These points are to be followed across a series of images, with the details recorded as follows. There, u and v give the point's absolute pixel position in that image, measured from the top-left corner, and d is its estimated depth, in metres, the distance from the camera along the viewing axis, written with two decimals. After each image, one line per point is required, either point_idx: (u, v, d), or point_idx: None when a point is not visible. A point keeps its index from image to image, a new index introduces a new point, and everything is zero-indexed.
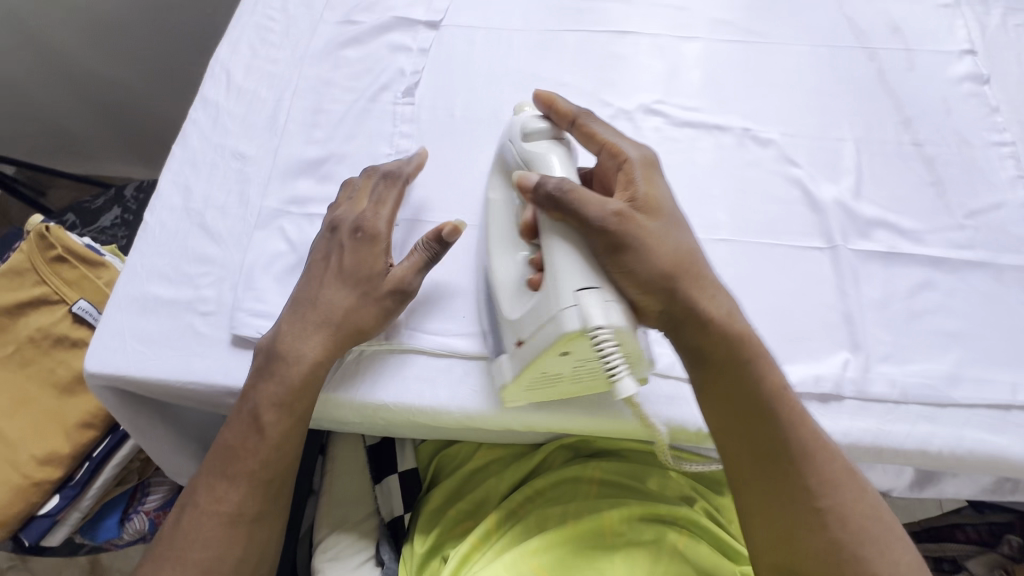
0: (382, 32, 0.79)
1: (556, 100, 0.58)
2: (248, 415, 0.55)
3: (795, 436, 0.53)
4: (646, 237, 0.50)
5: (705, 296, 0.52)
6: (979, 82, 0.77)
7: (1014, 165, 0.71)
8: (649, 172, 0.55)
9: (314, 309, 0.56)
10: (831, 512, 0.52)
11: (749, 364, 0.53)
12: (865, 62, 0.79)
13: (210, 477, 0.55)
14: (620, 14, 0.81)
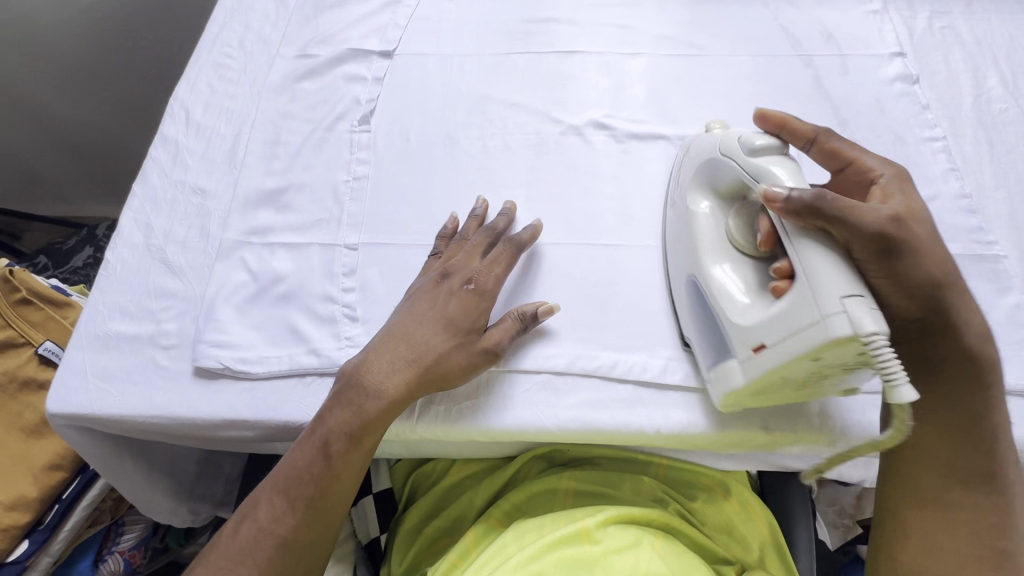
0: (336, 63, 0.82)
1: (789, 120, 0.56)
2: (317, 441, 0.55)
3: (1005, 470, 0.53)
4: (916, 243, 0.49)
5: (955, 309, 0.52)
6: (909, 81, 0.81)
7: (947, 158, 0.74)
8: (905, 186, 0.53)
9: (441, 346, 0.56)
10: (985, 554, 0.52)
11: (972, 394, 0.53)
12: (802, 69, 0.83)
13: (272, 493, 0.55)
14: (566, 36, 0.85)
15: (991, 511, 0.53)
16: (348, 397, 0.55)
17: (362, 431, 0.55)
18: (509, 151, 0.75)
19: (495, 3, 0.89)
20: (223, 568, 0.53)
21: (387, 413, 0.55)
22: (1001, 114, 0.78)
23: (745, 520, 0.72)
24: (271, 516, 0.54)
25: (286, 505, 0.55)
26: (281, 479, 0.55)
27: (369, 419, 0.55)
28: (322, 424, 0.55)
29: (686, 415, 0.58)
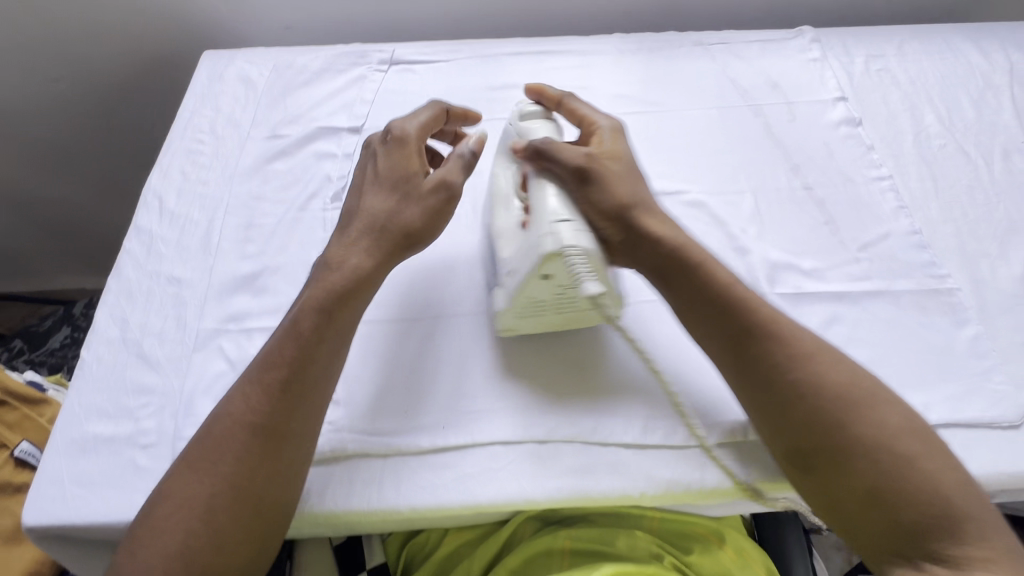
0: (307, 142, 0.84)
1: (544, 89, 0.70)
2: (288, 324, 0.56)
3: (744, 313, 0.56)
4: (611, 176, 0.59)
5: (659, 223, 0.60)
6: (853, 124, 0.85)
7: (895, 196, 0.78)
8: (615, 134, 0.64)
9: (398, 207, 0.60)
10: (809, 402, 0.52)
11: (698, 262, 0.58)
12: (753, 117, 0.87)
13: (246, 387, 0.55)
14: None
15: (787, 351, 0.54)
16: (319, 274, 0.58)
17: (337, 301, 0.57)
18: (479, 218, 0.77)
19: (458, 73, 0.92)
20: (196, 468, 0.51)
21: (364, 275, 0.58)
22: (941, 150, 0.83)
23: (743, 565, 0.72)
24: (242, 408, 0.53)
25: (259, 397, 0.53)
26: (251, 374, 0.55)
27: (345, 288, 0.57)
28: (291, 310, 0.57)
29: (674, 475, 0.59)
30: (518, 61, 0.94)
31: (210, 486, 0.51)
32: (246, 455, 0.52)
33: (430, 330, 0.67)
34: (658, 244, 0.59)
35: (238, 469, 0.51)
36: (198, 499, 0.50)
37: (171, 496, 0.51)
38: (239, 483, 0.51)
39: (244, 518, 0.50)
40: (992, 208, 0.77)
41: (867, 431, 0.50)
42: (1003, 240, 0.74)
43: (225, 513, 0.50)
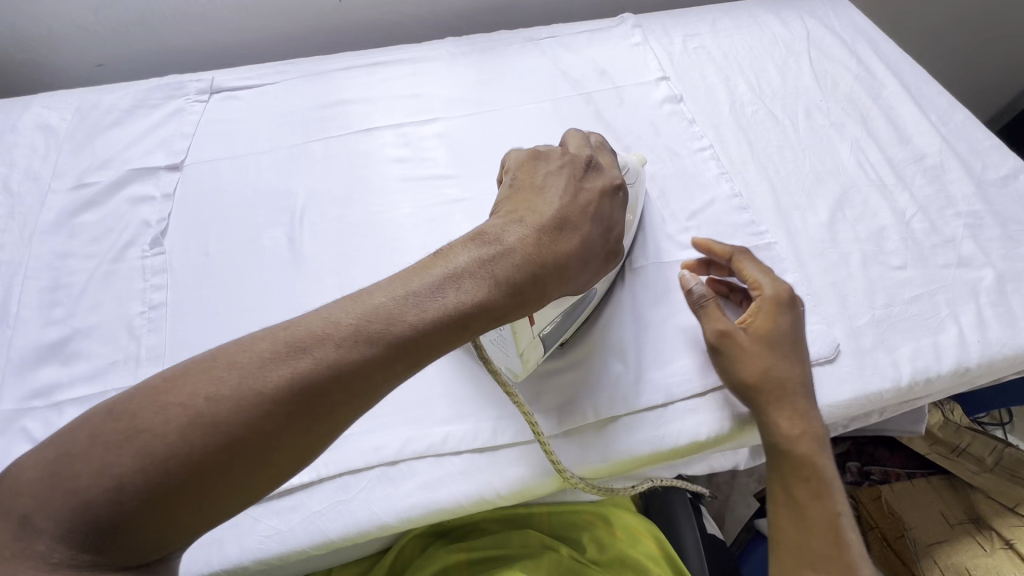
0: (119, 187, 0.78)
1: (711, 245, 0.69)
2: (439, 284, 0.45)
3: (824, 472, 0.58)
4: (740, 355, 0.61)
5: (788, 411, 0.59)
6: (675, 101, 0.90)
7: (716, 164, 0.83)
8: (776, 309, 0.62)
9: (589, 227, 0.55)
10: (808, 549, 0.56)
11: (799, 419, 0.59)
12: (584, 105, 0.89)
13: (358, 331, 0.41)
14: (362, 115, 0.87)
15: (828, 503, 0.57)
16: (490, 252, 0.48)
17: (497, 285, 0.47)
18: (315, 243, 0.74)
19: (286, 95, 0.89)
20: (244, 399, 0.37)
21: (538, 295, 0.50)
22: (754, 115, 0.89)
23: (634, 543, 0.73)
24: (333, 362, 0.40)
25: (361, 367, 0.40)
26: (363, 325, 0.41)
27: (516, 294, 0.48)
28: (447, 277, 0.45)
29: (525, 469, 0.60)
30: (349, 76, 0.91)
31: (245, 429, 0.37)
32: (303, 418, 0.38)
33: None
34: (776, 418, 0.59)
35: (285, 431, 0.38)
36: (225, 438, 0.36)
37: (193, 400, 0.36)
38: (275, 449, 0.38)
39: (259, 483, 0.38)
40: (799, 163, 0.84)
41: None
42: (809, 192, 0.81)
43: (243, 473, 0.37)
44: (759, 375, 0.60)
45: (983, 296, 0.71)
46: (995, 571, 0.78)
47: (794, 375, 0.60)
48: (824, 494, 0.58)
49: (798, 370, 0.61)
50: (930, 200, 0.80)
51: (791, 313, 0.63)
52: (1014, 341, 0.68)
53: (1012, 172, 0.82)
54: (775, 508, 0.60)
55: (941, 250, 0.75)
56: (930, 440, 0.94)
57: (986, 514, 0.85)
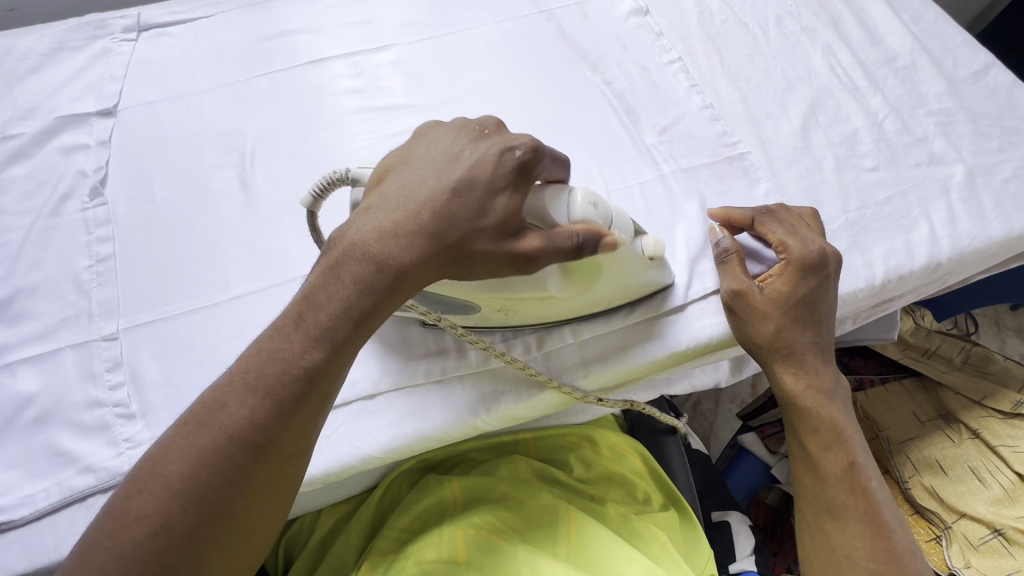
0: (48, 137, 0.71)
1: (732, 212, 0.65)
2: (304, 328, 0.43)
3: (837, 422, 0.59)
4: (753, 315, 0.59)
5: (798, 367, 0.59)
6: (641, 14, 0.85)
7: (686, 77, 0.80)
8: (801, 273, 0.59)
9: (440, 195, 0.46)
10: (823, 498, 0.57)
11: (808, 374, 0.60)
12: (545, 22, 0.84)
13: (239, 391, 0.41)
14: (309, 46, 0.80)
15: (845, 453, 0.58)
16: (354, 268, 0.45)
17: (368, 318, 0.45)
18: (268, 183, 0.69)
19: (223, 28, 0.82)
20: (172, 488, 0.39)
21: (407, 280, 0.46)
22: (723, 25, 0.85)
23: (619, 460, 0.75)
24: (241, 421, 0.41)
25: (270, 411, 0.41)
26: (251, 376, 0.42)
27: (373, 295, 0.45)
28: (318, 309, 0.44)
29: (507, 394, 0.60)
30: (292, 5, 0.84)
31: (187, 512, 0.38)
32: (238, 480, 0.40)
33: (231, 313, 0.61)
34: (781, 375, 0.60)
35: (226, 497, 0.40)
36: (170, 529, 0.38)
37: (126, 515, 0.38)
38: (226, 517, 0.40)
39: (232, 553, 0.40)
40: (770, 71, 0.81)
41: (857, 550, 0.54)
42: (781, 100, 0.79)
43: (204, 551, 0.39)
44: (767, 336, 0.59)
45: (954, 193, 0.71)
46: (964, 462, 0.83)
47: (805, 337, 0.60)
48: (839, 443, 0.58)
49: (811, 333, 0.60)
50: (902, 101, 0.78)
51: (817, 279, 0.59)
52: (983, 234, 0.68)
53: (983, 68, 0.81)
54: (795, 466, 0.61)
55: (912, 150, 0.74)
56: (902, 344, 0.95)
57: (955, 408, 0.88)
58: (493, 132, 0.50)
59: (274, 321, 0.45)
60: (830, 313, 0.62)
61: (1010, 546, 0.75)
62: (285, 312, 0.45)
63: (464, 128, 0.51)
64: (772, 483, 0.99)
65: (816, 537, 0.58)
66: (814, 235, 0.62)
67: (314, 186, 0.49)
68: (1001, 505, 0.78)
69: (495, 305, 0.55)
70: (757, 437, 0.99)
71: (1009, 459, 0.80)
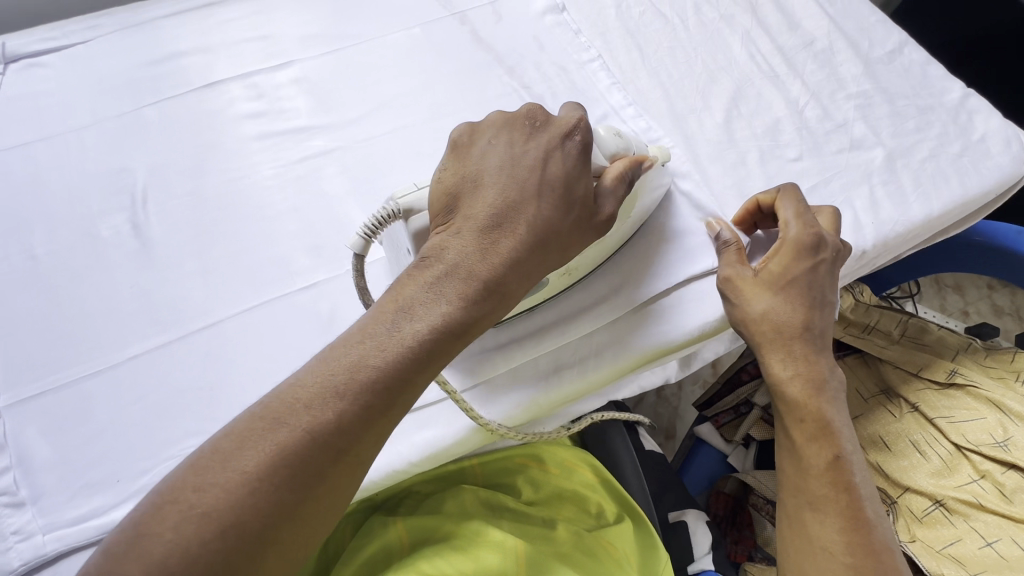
0: None
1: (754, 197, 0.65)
2: (389, 336, 0.42)
3: (825, 411, 0.54)
4: (743, 296, 0.58)
5: (787, 354, 0.56)
6: (557, 10, 0.82)
7: (606, 74, 0.77)
8: (796, 254, 0.57)
9: (528, 206, 0.47)
10: (804, 489, 0.53)
11: (798, 361, 0.55)
12: (458, 26, 0.80)
13: (325, 395, 0.40)
14: (200, 68, 0.74)
15: (831, 445, 0.53)
16: (453, 284, 0.45)
17: (464, 327, 0.45)
18: (164, 225, 0.64)
19: (102, 53, 0.74)
20: (249, 485, 0.38)
21: (507, 293, 0.47)
22: (642, 17, 0.83)
23: (569, 475, 0.74)
24: (325, 425, 0.40)
25: (355, 419, 0.40)
26: (341, 380, 0.41)
27: (475, 307, 0.45)
28: (412, 317, 0.43)
29: (430, 430, 0.57)
30: (179, 22, 0.77)
31: (261, 511, 0.38)
32: (317, 483, 0.39)
33: (128, 376, 0.56)
34: (766, 361, 0.56)
35: (300, 499, 0.39)
36: (240, 525, 0.37)
37: (201, 505, 0.37)
38: (296, 518, 0.39)
39: (289, 554, 0.39)
40: (691, 63, 0.79)
41: (830, 544, 0.51)
42: (703, 93, 0.77)
43: (270, 547, 0.38)
44: (755, 316, 0.57)
45: (875, 177, 0.71)
46: (906, 436, 0.84)
47: (799, 320, 0.56)
48: (824, 435, 0.54)
49: (803, 314, 0.56)
50: (821, 85, 0.78)
51: (808, 263, 0.58)
52: (905, 218, 0.69)
53: (897, 47, 0.81)
54: (781, 455, 0.57)
55: (834, 136, 0.74)
56: (843, 323, 0.97)
57: (894, 382, 0.90)
58: (543, 124, 0.50)
59: (358, 323, 0.44)
60: (828, 299, 0.59)
61: (951, 515, 0.77)
62: (373, 317, 0.44)
63: (511, 124, 0.50)
64: (729, 472, 1.00)
65: (794, 528, 0.54)
66: (823, 228, 0.60)
67: (364, 226, 0.49)
68: (940, 477, 0.80)
69: (556, 274, 0.56)
70: (713, 427, 1.01)
71: (946, 429, 0.82)
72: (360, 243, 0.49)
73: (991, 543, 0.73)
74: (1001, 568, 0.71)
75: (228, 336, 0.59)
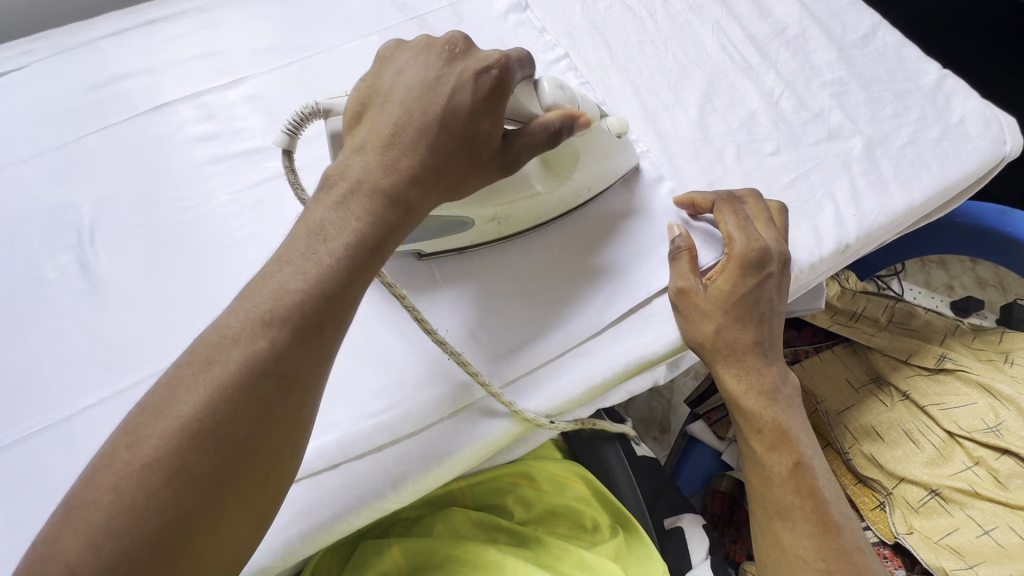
0: None
1: (696, 196, 0.62)
2: (302, 264, 0.40)
3: (781, 416, 0.53)
4: (694, 316, 0.56)
5: (742, 368, 0.54)
6: (520, 9, 0.78)
7: (574, 74, 0.74)
8: (745, 268, 0.55)
9: (426, 131, 0.45)
10: (770, 499, 0.51)
11: (754, 370, 0.54)
12: (417, 31, 0.76)
13: (248, 326, 0.38)
14: (145, 91, 0.70)
15: (791, 450, 0.52)
16: (364, 200, 0.43)
17: (379, 239, 0.43)
18: (114, 262, 0.60)
19: (39, 81, 0.70)
20: (188, 428, 0.35)
21: (414, 206, 0.44)
22: (608, 11, 0.80)
23: (562, 490, 0.72)
24: (257, 355, 0.37)
25: (289, 340, 0.38)
26: (264, 308, 0.38)
27: (387, 218, 0.43)
28: (326, 238, 0.41)
29: (410, 463, 0.55)
30: (120, 42, 0.73)
31: (207, 452, 0.35)
32: (260, 417, 0.37)
33: (83, 429, 0.53)
34: (721, 376, 0.55)
35: (247, 436, 0.36)
36: (185, 471, 0.35)
37: (140, 458, 0.34)
38: (248, 456, 0.36)
39: (251, 496, 0.37)
40: (660, 58, 0.77)
41: (803, 555, 0.48)
42: (675, 88, 0.74)
43: (226, 490, 0.35)
44: (706, 337, 0.55)
45: (855, 167, 0.69)
46: (899, 425, 0.83)
47: (749, 339, 0.55)
48: (783, 442, 0.52)
49: (752, 331, 0.55)
50: (795, 74, 0.75)
51: (757, 278, 0.56)
52: (887, 208, 0.67)
53: (871, 30, 0.79)
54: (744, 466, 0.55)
55: (810, 126, 0.72)
56: (830, 310, 0.96)
57: (884, 370, 0.88)
58: (463, 53, 0.47)
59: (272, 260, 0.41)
60: (777, 312, 0.57)
61: (947, 504, 0.76)
62: (285, 249, 0.41)
63: (430, 49, 0.47)
64: (725, 469, 0.97)
65: (765, 538, 0.52)
66: (768, 232, 0.58)
67: (288, 122, 0.49)
68: (935, 465, 0.79)
69: (487, 214, 0.57)
70: (706, 424, 0.97)
71: (938, 417, 0.81)
72: (286, 134, 0.49)
73: (988, 532, 0.73)
74: (1000, 557, 0.71)
75: None
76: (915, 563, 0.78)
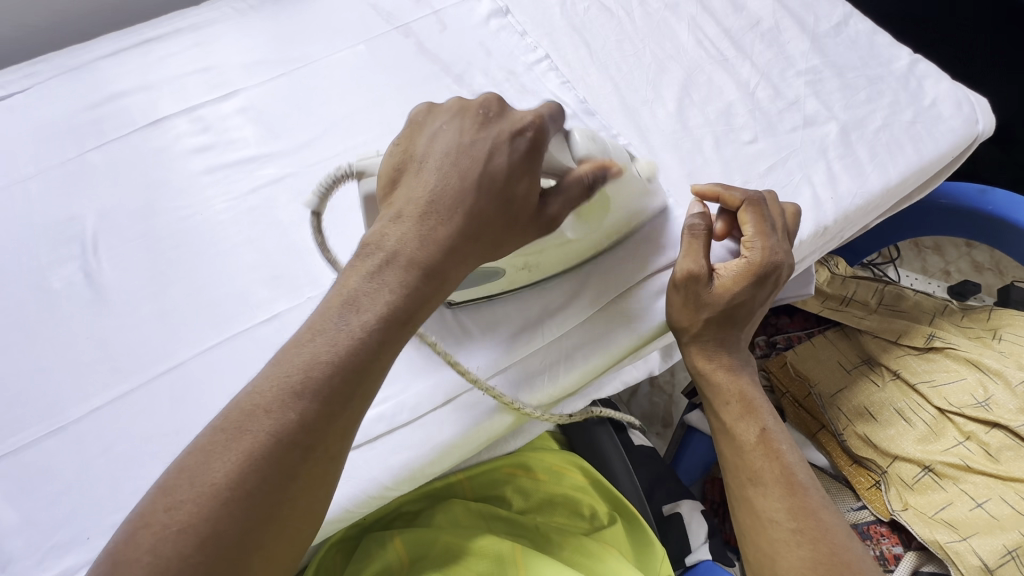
0: None
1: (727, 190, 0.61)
2: (336, 335, 0.41)
3: (747, 388, 0.56)
4: (692, 303, 0.56)
5: (717, 354, 0.57)
6: (501, 14, 0.81)
7: (556, 74, 0.77)
8: (759, 283, 0.56)
9: (467, 199, 0.46)
10: (742, 467, 0.53)
11: (725, 355, 0.57)
12: (402, 39, 0.79)
13: (285, 399, 0.39)
14: (143, 107, 0.73)
15: (757, 418, 0.54)
16: (398, 272, 0.44)
17: (408, 312, 0.44)
18: (117, 270, 0.63)
19: (41, 102, 0.73)
20: (221, 496, 0.36)
21: (447, 278, 0.46)
22: (586, 13, 0.82)
23: (559, 479, 0.74)
24: (288, 426, 0.38)
25: (319, 414, 0.39)
26: (297, 379, 0.40)
27: (418, 293, 0.44)
28: (358, 310, 0.42)
29: (407, 452, 0.57)
30: (118, 61, 0.76)
31: (236, 520, 0.36)
32: (289, 484, 0.38)
33: (91, 430, 0.55)
34: (694, 362, 0.58)
35: (277, 502, 0.38)
36: (218, 537, 0.36)
37: (173, 525, 0.36)
38: (276, 521, 0.38)
39: (277, 554, 0.38)
40: (638, 55, 0.79)
41: (774, 517, 0.49)
42: (654, 83, 0.77)
43: (255, 550, 0.37)
44: (695, 324, 0.57)
45: (831, 151, 0.71)
46: (890, 405, 0.84)
47: (730, 334, 0.58)
48: (749, 412, 0.55)
49: (734, 330, 0.58)
50: (771, 65, 0.78)
51: (761, 292, 0.57)
52: (863, 189, 0.69)
53: (843, 20, 0.81)
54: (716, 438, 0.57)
55: (787, 115, 0.74)
56: (821, 296, 0.97)
57: (875, 352, 0.89)
58: (497, 115, 0.49)
59: (307, 323, 0.42)
60: (756, 319, 0.61)
61: (940, 480, 0.77)
62: (320, 314, 0.43)
63: (464, 112, 0.49)
64: None
65: (741, 506, 0.53)
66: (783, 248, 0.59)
67: (319, 185, 0.49)
68: (926, 442, 0.80)
69: (517, 262, 0.56)
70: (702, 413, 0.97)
71: (929, 395, 0.82)
72: (317, 200, 0.50)
73: (981, 504, 0.73)
74: (991, 528, 0.72)
75: (189, 378, 0.57)
76: (912, 539, 0.79)
